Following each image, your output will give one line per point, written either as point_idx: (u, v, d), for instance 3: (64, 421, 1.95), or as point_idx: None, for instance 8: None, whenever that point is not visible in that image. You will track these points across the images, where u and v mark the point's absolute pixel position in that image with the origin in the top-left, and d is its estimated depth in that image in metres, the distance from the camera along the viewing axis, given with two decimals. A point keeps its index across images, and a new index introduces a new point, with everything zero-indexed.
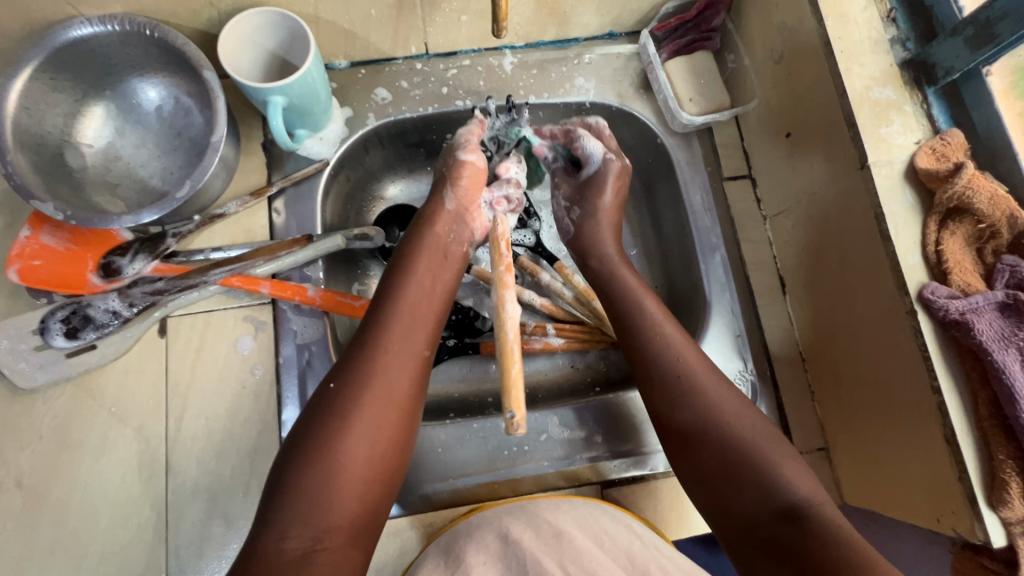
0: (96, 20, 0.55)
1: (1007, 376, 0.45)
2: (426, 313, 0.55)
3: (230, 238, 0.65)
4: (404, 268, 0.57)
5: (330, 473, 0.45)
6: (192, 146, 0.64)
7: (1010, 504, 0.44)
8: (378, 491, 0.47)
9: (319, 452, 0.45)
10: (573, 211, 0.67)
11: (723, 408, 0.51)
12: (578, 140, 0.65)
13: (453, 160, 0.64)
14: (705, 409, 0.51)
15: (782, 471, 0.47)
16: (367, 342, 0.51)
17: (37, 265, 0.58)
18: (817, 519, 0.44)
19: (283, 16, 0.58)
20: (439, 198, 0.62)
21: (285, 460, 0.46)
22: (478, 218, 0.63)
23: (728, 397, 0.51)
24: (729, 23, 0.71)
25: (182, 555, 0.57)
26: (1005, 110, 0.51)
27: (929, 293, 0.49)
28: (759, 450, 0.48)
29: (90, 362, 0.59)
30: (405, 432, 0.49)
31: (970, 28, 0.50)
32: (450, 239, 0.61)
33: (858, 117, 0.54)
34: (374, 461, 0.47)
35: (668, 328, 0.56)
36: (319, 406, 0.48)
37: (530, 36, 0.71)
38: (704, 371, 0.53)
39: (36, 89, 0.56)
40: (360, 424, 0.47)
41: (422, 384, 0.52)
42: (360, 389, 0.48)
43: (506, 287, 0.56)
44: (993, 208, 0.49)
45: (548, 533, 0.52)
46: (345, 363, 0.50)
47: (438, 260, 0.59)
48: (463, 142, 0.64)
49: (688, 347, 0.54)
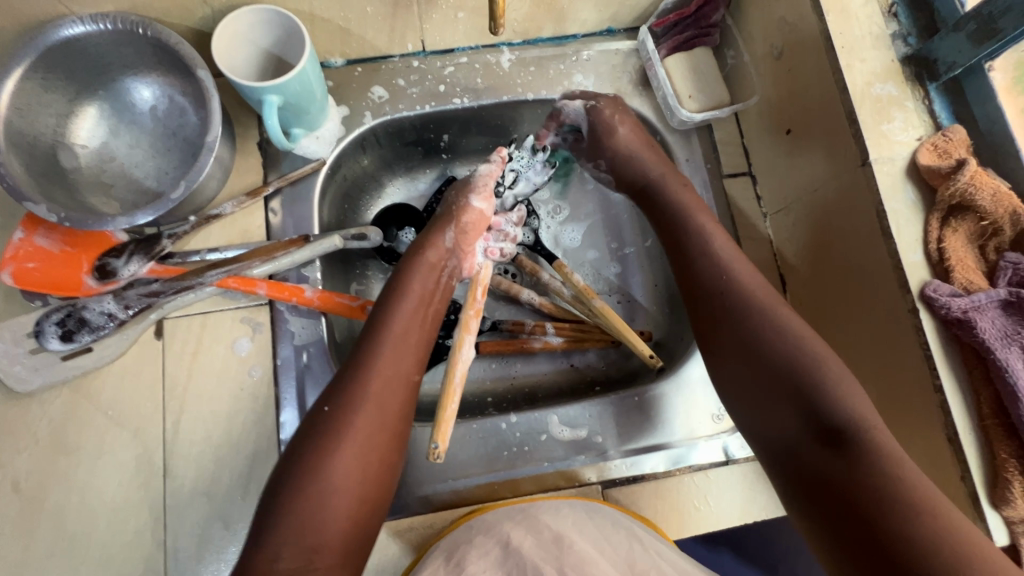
0: (88, 18, 0.54)
1: (1009, 373, 0.45)
2: (417, 337, 0.55)
3: (227, 239, 0.65)
4: (396, 292, 0.56)
5: (321, 497, 0.44)
6: (187, 146, 0.63)
7: (1013, 503, 0.44)
8: (368, 514, 0.47)
9: (308, 477, 0.45)
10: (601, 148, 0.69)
11: (774, 322, 0.51)
12: (563, 112, 0.72)
13: (461, 202, 0.64)
14: (768, 340, 0.51)
15: (834, 392, 0.47)
16: (359, 363, 0.50)
17: (31, 268, 0.57)
18: (863, 444, 0.44)
19: (279, 14, 0.57)
20: (439, 230, 0.62)
21: (279, 482, 0.45)
22: (471, 261, 0.64)
23: (789, 327, 0.51)
24: (728, 19, 0.70)
25: (181, 558, 0.57)
26: (1006, 106, 0.51)
27: (931, 291, 0.48)
28: (815, 381, 0.48)
29: (87, 365, 0.58)
30: (394, 456, 0.49)
31: (973, 23, 0.49)
32: (443, 269, 0.60)
33: (860, 113, 0.53)
34: (363, 484, 0.46)
35: (733, 262, 0.56)
36: (312, 429, 0.47)
37: (528, 33, 0.71)
38: (761, 295, 0.53)
39: (28, 89, 0.55)
40: (351, 447, 0.46)
41: (410, 407, 0.51)
42: (351, 412, 0.48)
43: (469, 330, 0.59)
44: (996, 205, 0.48)
45: (548, 538, 0.52)
46: (338, 383, 0.49)
47: (432, 286, 0.58)
48: (479, 186, 0.65)
49: (743, 273, 0.55)
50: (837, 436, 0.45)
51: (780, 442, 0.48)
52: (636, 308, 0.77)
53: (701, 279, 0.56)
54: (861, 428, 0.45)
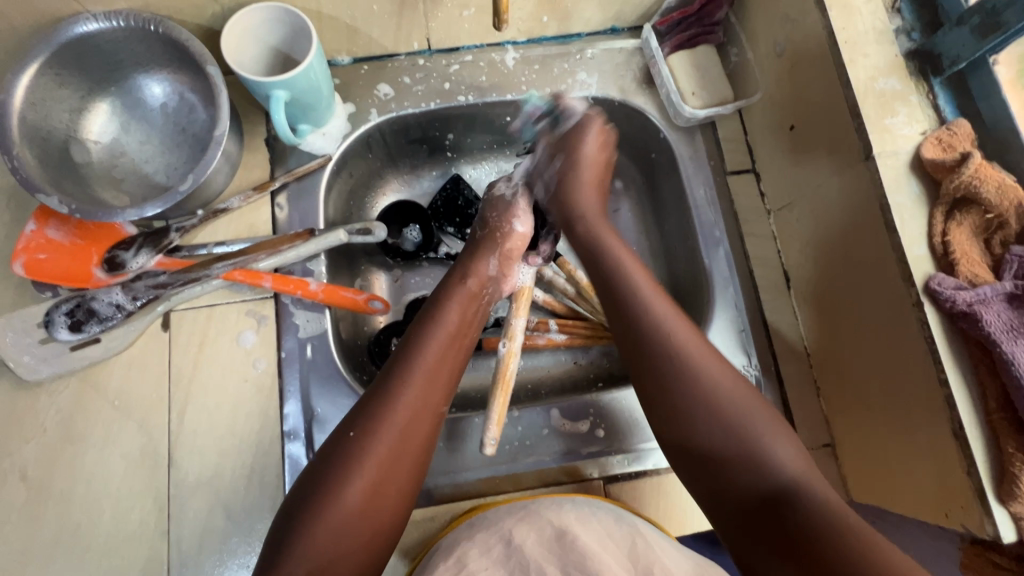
0: (101, 16, 0.56)
1: (1016, 367, 0.44)
2: (450, 369, 0.52)
3: (233, 233, 0.66)
4: (432, 319, 0.54)
5: (336, 523, 0.43)
6: (196, 142, 0.64)
7: (1021, 498, 0.43)
8: (380, 543, 0.45)
9: (326, 502, 0.43)
10: (555, 160, 0.66)
11: (707, 377, 0.49)
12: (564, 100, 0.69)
13: (506, 227, 0.63)
14: (723, 422, 0.47)
15: (771, 449, 0.45)
16: (390, 390, 0.49)
17: (43, 259, 0.58)
18: (807, 499, 0.42)
19: (286, 12, 0.58)
20: (482, 255, 0.61)
21: (297, 505, 0.44)
22: (514, 278, 0.63)
23: (726, 386, 0.48)
24: (732, 17, 0.70)
25: (184, 547, 0.57)
26: (1012, 99, 0.50)
27: (936, 284, 0.48)
28: (755, 439, 0.46)
29: (94, 356, 0.59)
30: (412, 489, 0.47)
31: (976, 16, 0.50)
32: (482, 297, 0.59)
33: (862, 107, 0.53)
34: (380, 513, 0.45)
35: (680, 335, 0.51)
36: (334, 452, 0.46)
37: (532, 32, 0.71)
38: (691, 343, 0.51)
39: (43, 85, 0.57)
40: (370, 475, 0.45)
41: (434, 440, 0.50)
42: (377, 441, 0.46)
43: (515, 337, 0.62)
44: (1001, 198, 0.48)
45: (551, 534, 0.50)
46: (364, 409, 0.48)
47: (468, 315, 0.56)
48: (518, 210, 0.64)
49: (676, 326, 0.52)
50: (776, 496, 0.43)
51: (725, 504, 0.45)
52: None
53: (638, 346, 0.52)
54: (799, 487, 0.43)
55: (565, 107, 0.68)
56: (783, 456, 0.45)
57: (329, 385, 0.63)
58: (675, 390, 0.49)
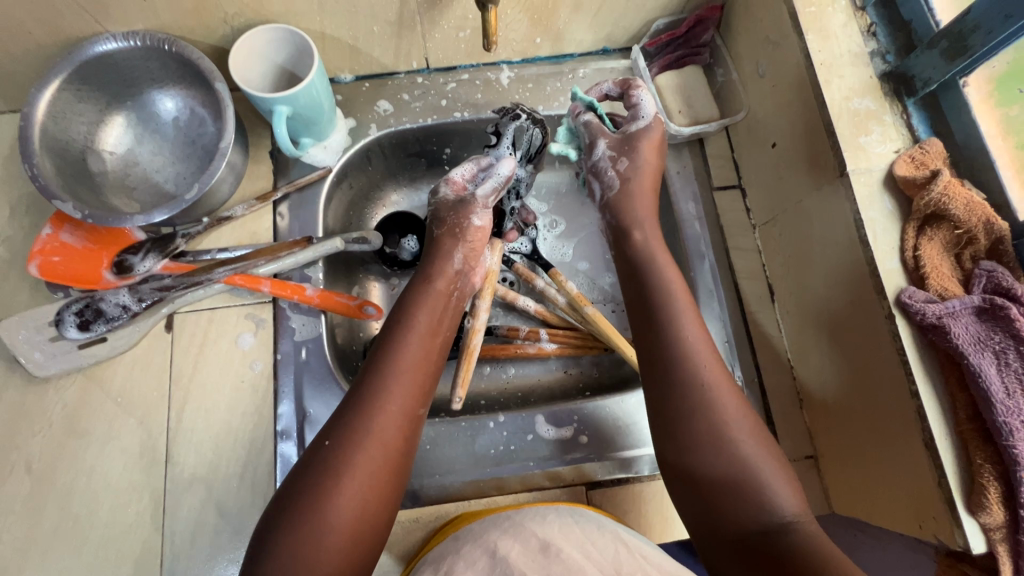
0: (120, 36, 0.60)
1: (984, 380, 0.45)
2: (424, 372, 0.54)
3: (236, 240, 0.69)
4: (403, 325, 0.56)
5: (316, 532, 0.44)
6: (204, 154, 0.68)
7: (989, 509, 0.44)
8: (365, 549, 0.46)
9: (306, 511, 0.44)
10: (619, 162, 0.63)
11: (720, 405, 0.50)
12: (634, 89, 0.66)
13: (465, 224, 0.62)
14: (729, 466, 0.47)
15: (768, 482, 0.47)
16: (364, 398, 0.50)
17: (57, 261, 0.63)
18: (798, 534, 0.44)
19: (291, 32, 0.62)
20: (446, 254, 0.61)
21: (277, 515, 0.45)
22: (480, 266, 0.65)
23: (741, 422, 0.49)
24: (718, 39, 0.73)
25: (177, 542, 0.59)
26: (982, 119, 0.52)
27: (907, 297, 0.49)
28: (756, 474, 0.47)
29: (100, 354, 0.62)
30: (394, 490, 0.49)
31: (945, 40, 0.51)
32: (452, 295, 0.60)
33: (837, 126, 0.55)
34: (363, 521, 0.46)
35: (700, 361, 0.52)
36: (313, 461, 0.47)
37: (526, 52, 0.75)
38: (710, 370, 0.52)
39: (64, 100, 0.61)
40: (350, 482, 0.46)
41: (413, 443, 0.51)
42: (354, 448, 0.47)
43: (480, 314, 0.68)
44: (969, 214, 0.49)
45: (535, 545, 0.51)
46: (340, 418, 0.49)
47: (438, 316, 0.58)
48: (478, 204, 0.63)
49: (698, 349, 0.53)
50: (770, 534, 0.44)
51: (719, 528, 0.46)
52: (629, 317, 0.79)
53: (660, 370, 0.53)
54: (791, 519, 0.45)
55: (635, 102, 0.65)
56: (783, 495, 0.46)
57: (322, 387, 0.65)
58: (686, 415, 0.50)
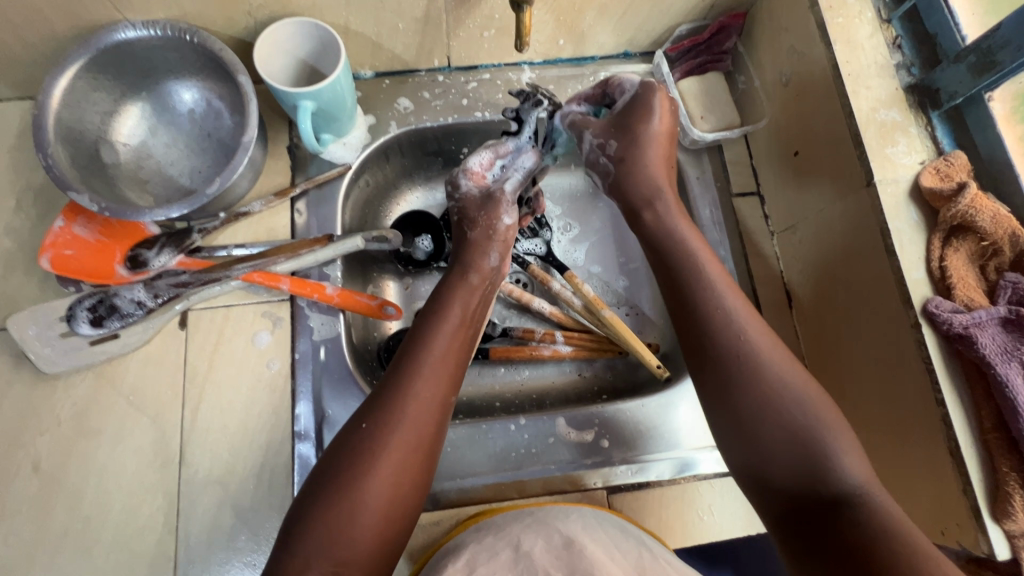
0: (140, 24, 0.58)
1: (1010, 389, 0.46)
2: (456, 359, 0.53)
3: (253, 236, 0.67)
4: (437, 313, 0.55)
5: (352, 513, 0.43)
6: (221, 147, 0.66)
7: (1014, 517, 0.45)
8: (395, 531, 0.45)
9: (341, 493, 0.44)
10: (610, 143, 0.59)
11: (775, 386, 0.46)
12: (615, 80, 0.63)
13: (496, 224, 0.62)
14: (791, 443, 0.44)
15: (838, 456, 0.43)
16: (400, 382, 0.49)
17: (69, 255, 0.61)
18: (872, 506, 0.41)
19: (315, 26, 0.61)
20: (484, 248, 0.61)
21: (310, 496, 0.44)
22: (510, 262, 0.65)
23: (798, 400, 0.46)
24: (740, 46, 0.73)
25: (191, 545, 0.58)
26: (1006, 134, 0.54)
27: (933, 307, 0.50)
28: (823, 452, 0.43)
29: (112, 351, 0.61)
30: (426, 474, 0.48)
31: (973, 56, 0.53)
32: (485, 289, 0.60)
33: (865, 136, 0.56)
34: (396, 504, 0.45)
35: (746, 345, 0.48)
36: (348, 442, 0.46)
37: (548, 54, 0.74)
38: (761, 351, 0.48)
39: (79, 87, 0.59)
40: (383, 466, 0.45)
41: (445, 428, 0.50)
42: (389, 431, 0.47)
43: None
44: (996, 226, 0.50)
45: (559, 542, 0.49)
46: (375, 401, 0.48)
47: (472, 305, 0.57)
48: (506, 202, 0.63)
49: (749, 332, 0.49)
50: (836, 507, 0.41)
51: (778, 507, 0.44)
52: (644, 321, 0.79)
53: (705, 353, 0.49)
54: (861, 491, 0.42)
55: (617, 85, 0.62)
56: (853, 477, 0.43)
57: (340, 387, 0.64)
58: (738, 400, 0.47)
